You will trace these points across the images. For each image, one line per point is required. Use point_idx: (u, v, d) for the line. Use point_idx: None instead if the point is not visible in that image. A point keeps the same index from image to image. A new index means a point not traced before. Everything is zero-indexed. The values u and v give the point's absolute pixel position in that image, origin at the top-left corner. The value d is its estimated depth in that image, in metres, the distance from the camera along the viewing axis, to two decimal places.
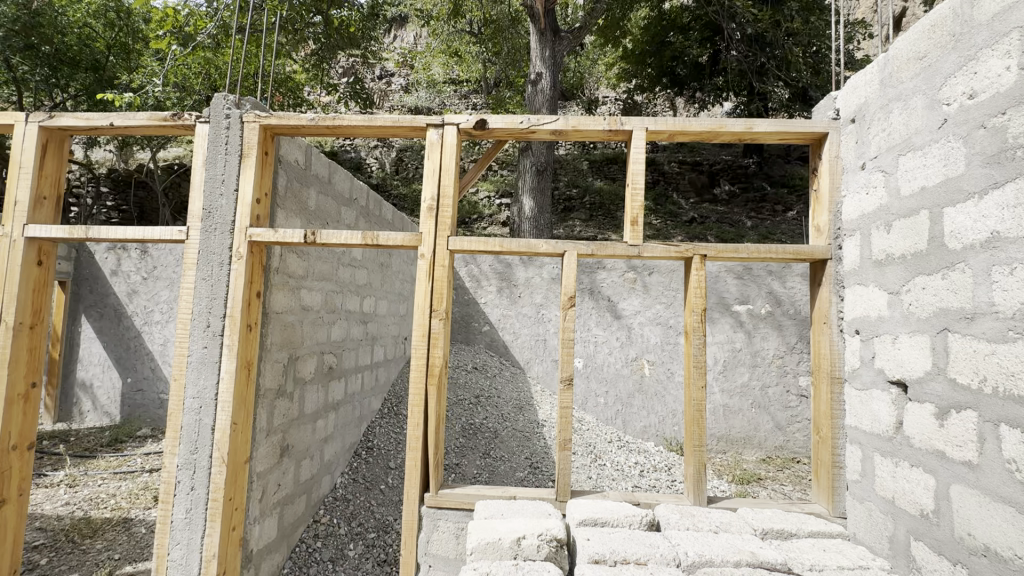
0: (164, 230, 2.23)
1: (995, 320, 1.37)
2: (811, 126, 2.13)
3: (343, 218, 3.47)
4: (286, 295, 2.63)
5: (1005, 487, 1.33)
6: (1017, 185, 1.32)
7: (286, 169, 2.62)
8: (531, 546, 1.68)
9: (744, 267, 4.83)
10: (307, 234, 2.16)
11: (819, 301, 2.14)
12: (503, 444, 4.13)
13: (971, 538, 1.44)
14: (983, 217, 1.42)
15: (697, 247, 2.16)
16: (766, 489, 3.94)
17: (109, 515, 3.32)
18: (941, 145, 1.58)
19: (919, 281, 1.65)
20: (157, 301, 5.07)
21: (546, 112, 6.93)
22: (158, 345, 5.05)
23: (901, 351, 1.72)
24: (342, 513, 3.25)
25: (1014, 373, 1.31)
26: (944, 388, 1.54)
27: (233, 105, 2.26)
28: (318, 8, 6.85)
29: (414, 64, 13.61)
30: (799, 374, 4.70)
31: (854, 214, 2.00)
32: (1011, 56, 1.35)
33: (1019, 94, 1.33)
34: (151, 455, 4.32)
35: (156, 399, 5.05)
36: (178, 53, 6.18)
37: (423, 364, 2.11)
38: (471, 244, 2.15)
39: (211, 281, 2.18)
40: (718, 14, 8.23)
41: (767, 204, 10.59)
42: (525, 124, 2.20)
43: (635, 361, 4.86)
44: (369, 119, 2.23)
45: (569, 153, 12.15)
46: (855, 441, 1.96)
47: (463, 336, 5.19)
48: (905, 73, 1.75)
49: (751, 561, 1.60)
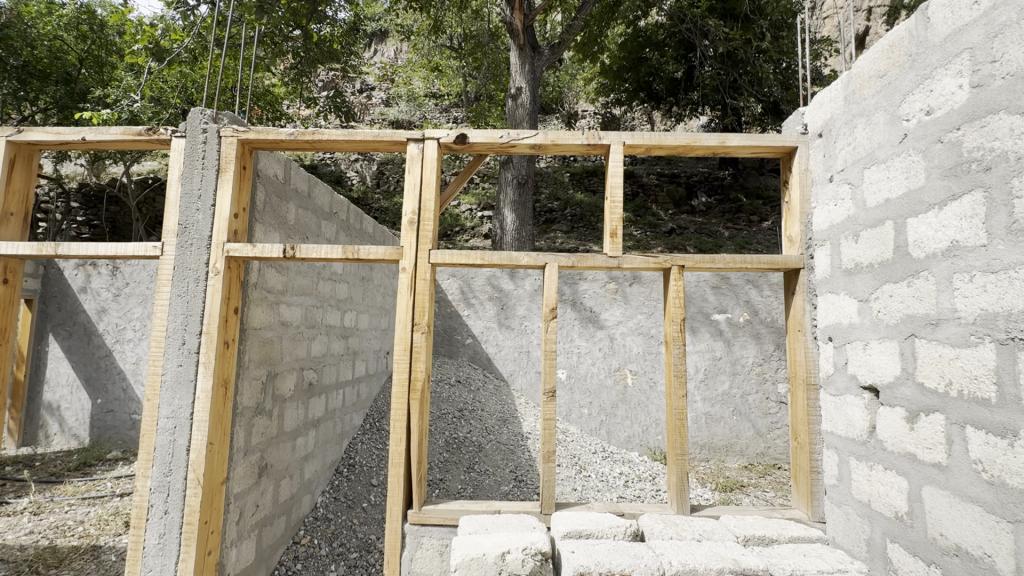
0: (137, 247, 2.19)
1: (958, 326, 1.43)
2: (781, 139, 2.21)
3: (323, 232, 3.44)
4: (264, 310, 2.59)
5: (973, 487, 1.37)
6: (974, 197, 1.39)
7: (265, 183, 2.60)
8: (515, 561, 1.67)
9: (721, 278, 4.93)
10: (286, 250, 2.14)
11: (793, 309, 2.19)
12: (487, 458, 4.10)
13: (943, 538, 1.47)
14: (944, 227, 1.48)
15: (675, 257, 2.20)
16: (749, 496, 3.97)
17: (77, 543, 3.18)
18: (904, 159, 1.65)
19: (886, 289, 1.71)
20: (129, 319, 4.92)
21: (526, 125, 6.99)
22: (130, 363, 4.90)
23: (872, 357, 1.77)
24: (323, 533, 3.17)
25: (976, 376, 1.36)
26: (913, 392, 1.59)
27: (210, 119, 2.24)
28: (297, 21, 6.69)
29: (396, 78, 13.69)
30: (777, 381, 4.79)
31: (824, 225, 2.07)
32: (963, 75, 1.43)
33: (972, 111, 1.41)
34: (122, 478, 4.16)
35: (127, 420, 4.88)
36: (154, 66, 6.08)
37: (405, 379, 2.09)
38: (452, 257, 2.16)
39: (186, 298, 2.14)
40: (691, 31, 8.44)
41: (743, 215, 10.84)
42: (504, 138, 2.23)
43: (618, 370, 4.89)
44: (349, 133, 2.23)
45: (550, 166, 12.32)
46: (831, 445, 2.00)
47: (447, 349, 5.16)
48: (867, 90, 1.83)
49: (733, 569, 1.61)
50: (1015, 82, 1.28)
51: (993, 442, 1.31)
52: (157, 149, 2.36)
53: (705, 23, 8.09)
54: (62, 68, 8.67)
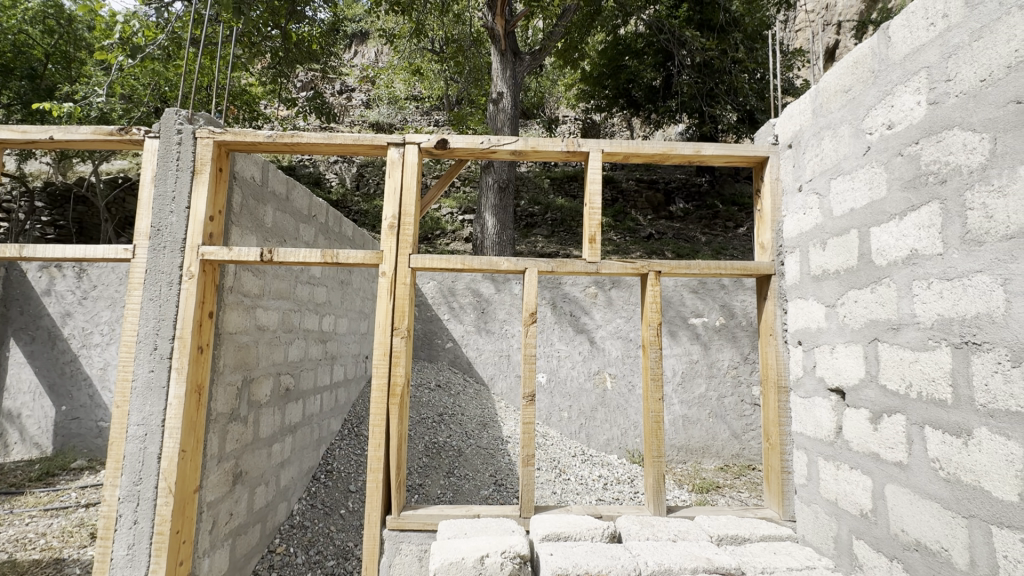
0: (107, 249, 2.14)
1: (917, 330, 1.49)
2: (753, 149, 2.28)
3: (302, 235, 3.40)
4: (239, 314, 2.54)
5: (931, 485, 1.44)
6: (931, 208, 1.46)
7: (242, 186, 2.56)
8: (494, 564, 1.67)
9: (698, 282, 5.03)
10: (263, 253, 2.12)
11: (765, 314, 2.26)
12: (467, 462, 4.09)
13: (904, 534, 1.54)
14: (904, 236, 1.55)
15: (651, 263, 2.25)
16: (724, 497, 4.05)
17: (38, 556, 3.06)
18: (867, 171, 1.73)
19: (851, 295, 1.78)
20: (97, 322, 4.77)
21: (508, 130, 7.02)
22: (97, 369, 4.75)
23: (838, 360, 1.84)
24: (300, 541, 3.12)
25: (933, 378, 1.43)
26: (875, 394, 1.66)
27: (185, 120, 2.20)
28: (275, 20, 6.59)
29: (377, 81, 13.62)
30: (752, 384, 4.91)
31: (793, 233, 2.14)
32: (921, 92, 1.51)
33: (929, 126, 1.48)
34: (88, 488, 4.02)
35: (94, 427, 4.72)
36: (126, 63, 5.91)
37: (384, 384, 2.08)
38: (432, 262, 2.17)
39: (159, 301, 2.09)
40: (669, 41, 8.62)
41: (719, 221, 11.09)
42: (485, 144, 2.25)
43: (598, 374, 4.94)
44: (328, 137, 2.22)
45: (531, 171, 12.40)
46: (801, 446, 2.07)
47: (427, 353, 5.13)
48: (833, 104, 1.91)
49: (707, 567, 1.65)
50: (967, 100, 1.36)
51: (949, 441, 1.38)
52: (129, 149, 2.31)
53: (683, 33, 8.27)
54: (27, 63, 8.40)
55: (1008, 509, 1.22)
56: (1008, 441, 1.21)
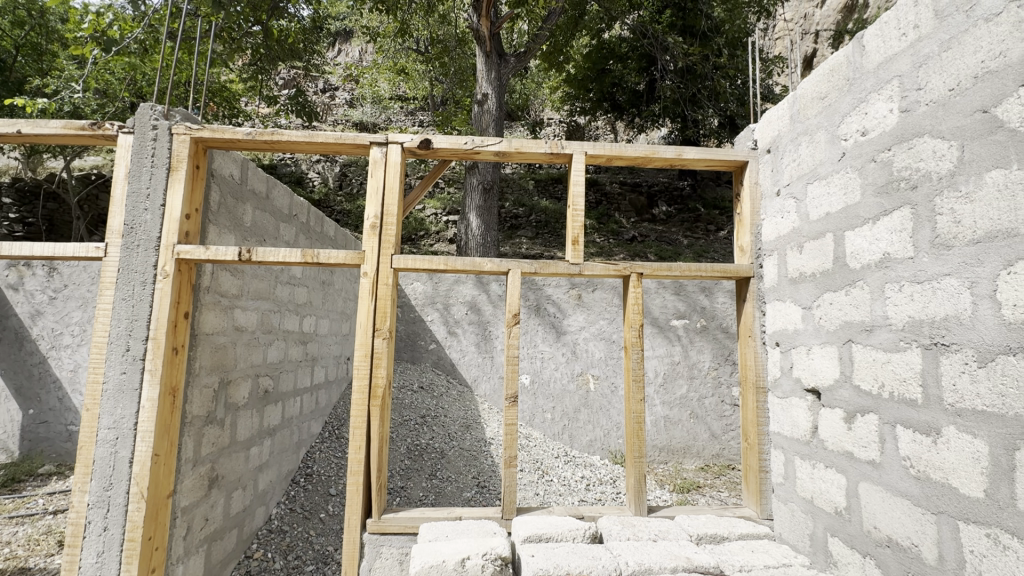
0: (77, 247, 2.08)
1: (889, 332, 1.53)
2: (733, 153, 2.31)
3: (282, 234, 3.35)
4: (216, 314, 2.49)
5: (902, 482, 1.48)
6: (903, 213, 1.50)
7: (220, 183, 2.51)
8: (475, 566, 1.66)
9: (679, 284, 5.08)
10: (241, 252, 2.08)
11: (744, 317, 2.30)
12: (450, 465, 4.08)
13: (876, 531, 1.57)
14: (877, 240, 1.59)
15: (634, 265, 2.27)
16: (704, 497, 4.10)
17: (2, 566, 2.94)
18: (842, 176, 1.77)
19: (827, 297, 1.82)
20: (67, 323, 4.62)
21: (492, 131, 7.02)
22: (67, 371, 4.60)
23: (814, 361, 1.87)
24: (278, 546, 3.06)
25: (905, 378, 1.47)
26: (849, 394, 1.70)
27: (161, 115, 2.14)
28: (257, 16, 6.48)
29: (360, 80, 13.49)
30: (731, 385, 4.99)
31: (772, 236, 2.18)
32: (893, 100, 1.55)
33: (901, 133, 1.52)
34: (56, 494, 3.88)
35: (63, 431, 4.57)
36: (100, 57, 5.73)
37: (365, 386, 2.06)
38: (415, 262, 2.15)
39: (132, 301, 2.03)
40: (652, 46, 8.71)
41: (701, 224, 11.26)
42: (469, 145, 2.24)
43: (581, 375, 4.96)
44: (310, 135, 2.19)
45: (515, 172, 12.42)
46: (778, 446, 2.10)
47: (409, 354, 5.09)
48: (811, 110, 1.95)
49: (686, 566, 1.67)
50: (936, 108, 1.40)
51: (920, 439, 1.42)
52: (102, 145, 2.25)
53: (666, 38, 8.38)
54: None
55: (973, 505, 1.26)
56: (975, 439, 1.25)
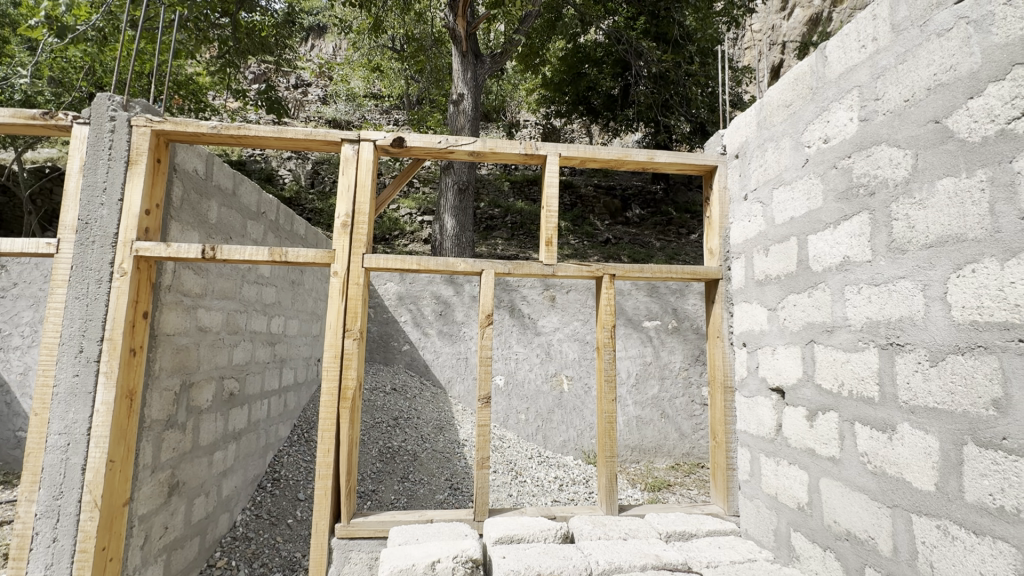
0: (27, 243, 1.96)
1: (848, 332, 1.59)
2: (702, 158, 2.36)
3: (249, 232, 3.25)
4: (178, 314, 2.39)
5: (860, 477, 1.53)
6: (861, 218, 1.56)
7: (183, 178, 2.41)
8: (446, 569, 1.65)
9: (651, 286, 5.17)
10: (205, 250, 2.01)
11: (713, 318, 2.35)
12: (422, 467, 4.03)
13: (836, 525, 1.63)
14: (838, 243, 1.65)
15: (606, 267, 2.28)
16: (675, 495, 4.18)
17: None
18: (805, 182, 1.83)
19: (791, 299, 1.88)
20: (16, 323, 4.36)
21: (467, 131, 7.00)
22: (16, 375, 4.34)
23: (779, 360, 1.93)
24: (243, 554, 2.97)
25: (863, 377, 1.53)
26: (812, 393, 1.75)
27: (120, 107, 2.05)
28: (225, 8, 6.30)
29: (333, 76, 13.24)
30: (701, 385, 5.11)
31: (739, 239, 2.24)
32: (853, 110, 1.61)
33: (861, 142, 1.58)
34: (2, 505, 3.66)
35: (11, 438, 4.32)
36: (55, 43, 5.46)
37: (335, 388, 2.02)
38: (387, 262, 2.12)
39: (85, 300, 1.94)
40: (627, 52, 8.82)
41: (673, 228, 11.49)
42: (443, 144, 2.22)
43: (555, 376, 4.99)
44: (279, 130, 2.13)
45: (491, 173, 12.41)
46: (744, 444, 2.15)
47: (382, 356, 5.03)
48: (776, 118, 2.01)
49: (655, 564, 1.69)
50: (893, 118, 1.46)
51: (876, 436, 1.47)
52: (54, 136, 2.12)
53: (640, 44, 8.49)
54: None
55: (925, 497, 1.31)
56: (927, 434, 1.31)
